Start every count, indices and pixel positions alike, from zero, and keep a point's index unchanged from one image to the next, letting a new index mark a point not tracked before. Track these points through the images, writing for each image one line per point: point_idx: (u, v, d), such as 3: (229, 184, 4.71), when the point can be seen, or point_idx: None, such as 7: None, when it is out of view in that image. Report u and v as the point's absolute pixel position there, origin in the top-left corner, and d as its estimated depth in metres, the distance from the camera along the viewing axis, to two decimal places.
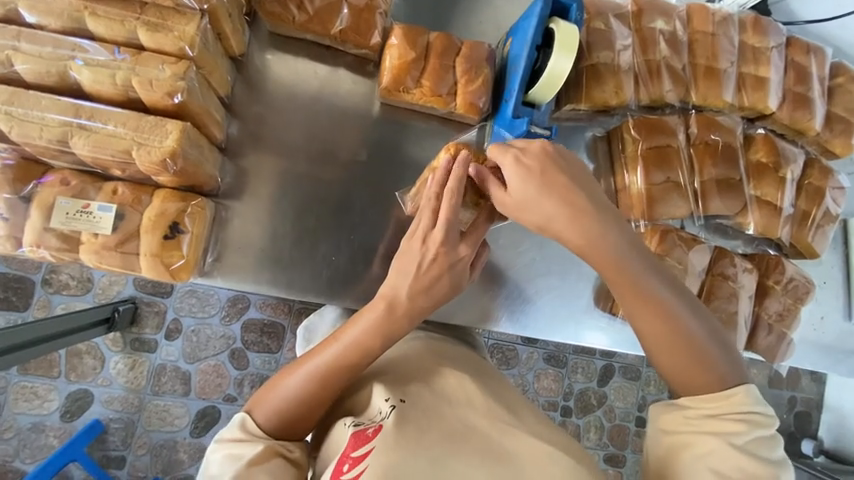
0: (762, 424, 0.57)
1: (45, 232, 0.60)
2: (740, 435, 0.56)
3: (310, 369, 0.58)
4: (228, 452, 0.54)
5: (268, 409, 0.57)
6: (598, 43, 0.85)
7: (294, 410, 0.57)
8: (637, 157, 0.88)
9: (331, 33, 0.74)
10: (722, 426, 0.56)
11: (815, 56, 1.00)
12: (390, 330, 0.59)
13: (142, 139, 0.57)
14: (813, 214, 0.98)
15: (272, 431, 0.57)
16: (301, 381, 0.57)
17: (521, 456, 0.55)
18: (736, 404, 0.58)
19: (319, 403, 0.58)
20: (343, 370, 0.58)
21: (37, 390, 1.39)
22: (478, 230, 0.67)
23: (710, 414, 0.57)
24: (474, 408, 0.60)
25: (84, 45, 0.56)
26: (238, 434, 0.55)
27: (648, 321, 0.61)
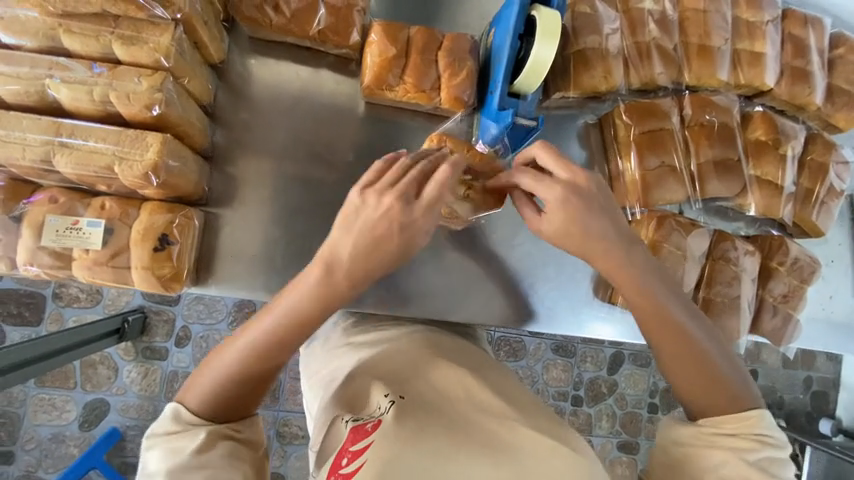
0: (773, 443, 0.60)
1: (37, 250, 0.61)
2: (753, 452, 0.58)
3: (241, 345, 0.57)
4: (163, 448, 0.52)
5: (201, 388, 0.56)
6: (584, 28, 0.83)
7: (226, 390, 0.56)
8: (630, 142, 0.87)
9: (310, 34, 0.73)
10: (736, 443, 0.58)
11: (814, 27, 0.96)
12: (320, 297, 0.57)
13: (124, 154, 0.58)
14: (817, 192, 0.96)
15: (206, 414, 0.56)
16: (231, 359, 0.56)
17: (521, 447, 0.51)
18: (750, 424, 0.60)
19: (252, 380, 0.57)
20: (276, 344, 0.56)
21: (55, 401, 1.43)
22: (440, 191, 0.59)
23: (727, 432, 0.60)
24: (474, 402, 0.57)
25: (61, 63, 0.56)
26: (171, 424, 0.54)
27: (663, 342, 0.64)
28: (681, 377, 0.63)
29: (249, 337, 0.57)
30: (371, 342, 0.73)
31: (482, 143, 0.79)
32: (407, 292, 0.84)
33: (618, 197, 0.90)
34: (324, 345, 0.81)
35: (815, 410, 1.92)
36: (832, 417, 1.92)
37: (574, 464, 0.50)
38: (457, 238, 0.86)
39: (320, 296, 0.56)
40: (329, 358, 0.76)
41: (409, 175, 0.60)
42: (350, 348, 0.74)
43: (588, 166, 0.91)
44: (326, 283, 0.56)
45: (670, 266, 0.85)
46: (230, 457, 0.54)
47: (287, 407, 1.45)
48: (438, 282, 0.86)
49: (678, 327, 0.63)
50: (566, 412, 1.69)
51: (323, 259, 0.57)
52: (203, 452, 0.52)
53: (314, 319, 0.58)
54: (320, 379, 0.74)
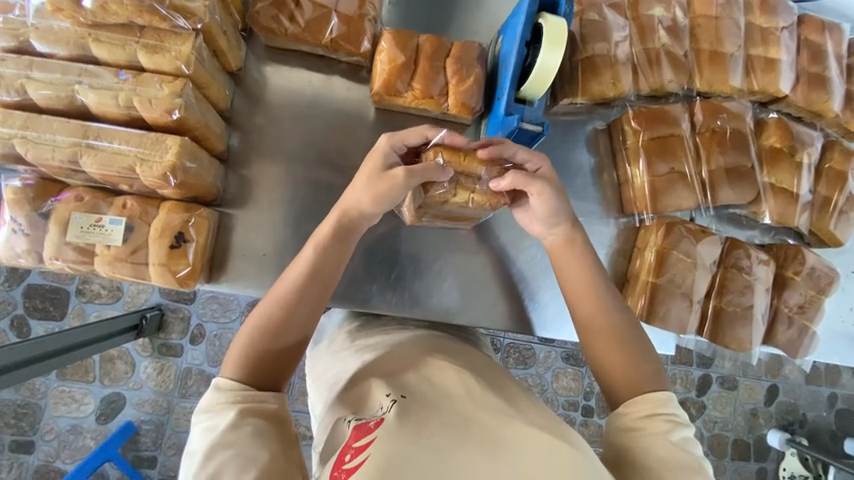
0: (683, 423, 0.61)
1: (63, 246, 0.65)
2: (669, 431, 0.59)
3: (270, 303, 0.65)
4: (204, 424, 0.55)
5: (242, 344, 0.62)
6: (593, 35, 0.83)
7: (261, 343, 0.62)
8: (638, 148, 0.86)
9: (323, 42, 0.76)
10: (651, 426, 0.59)
11: (831, 33, 0.95)
12: (336, 244, 0.68)
13: (145, 156, 0.61)
14: (835, 200, 0.93)
15: (240, 377, 0.59)
16: (265, 311, 0.64)
17: (519, 444, 0.50)
18: (661, 406, 0.62)
19: (282, 331, 0.63)
20: (302, 292, 0.65)
21: (75, 394, 1.48)
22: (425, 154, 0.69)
23: (645, 415, 0.61)
24: (474, 400, 0.57)
25: (90, 70, 0.60)
26: (215, 395, 0.57)
27: (600, 346, 0.68)
28: (614, 384, 0.66)
29: (278, 294, 0.65)
30: (377, 341, 0.76)
31: None
32: (413, 294, 0.85)
33: (626, 204, 0.90)
34: (330, 349, 0.83)
35: (840, 429, 1.85)
36: None
37: (571, 459, 0.49)
38: (464, 241, 0.87)
39: (334, 244, 0.68)
40: (334, 361, 0.77)
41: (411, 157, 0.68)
42: (354, 351, 0.76)
43: (596, 172, 0.91)
44: (335, 232, 0.68)
45: (679, 274, 0.84)
46: (258, 435, 0.54)
47: (296, 407, 1.47)
48: (444, 285, 0.86)
49: (618, 336, 0.68)
50: (576, 423, 1.66)
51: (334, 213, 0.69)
52: (235, 427, 0.53)
53: (331, 267, 0.68)
54: (324, 382, 0.75)
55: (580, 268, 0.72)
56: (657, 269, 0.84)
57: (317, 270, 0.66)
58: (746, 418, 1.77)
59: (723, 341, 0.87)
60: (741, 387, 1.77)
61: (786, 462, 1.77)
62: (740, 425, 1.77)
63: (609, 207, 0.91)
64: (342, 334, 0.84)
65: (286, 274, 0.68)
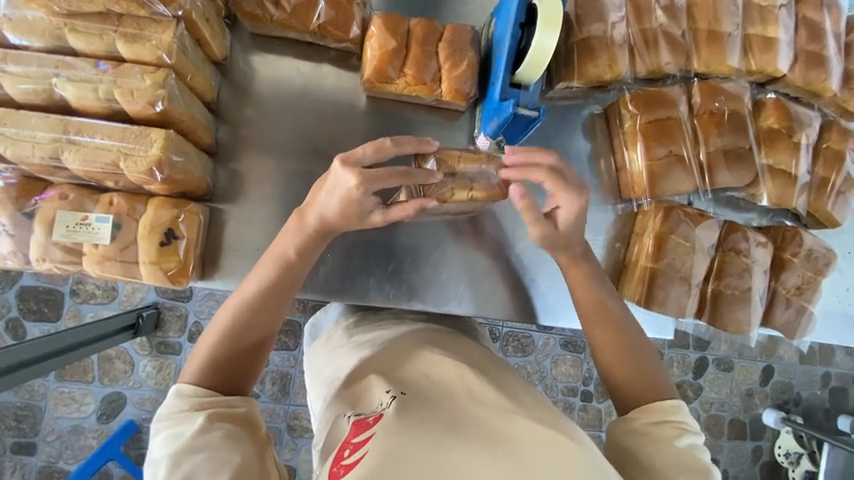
0: (692, 430, 0.61)
1: (49, 245, 0.63)
2: (677, 438, 0.60)
3: (235, 303, 0.62)
4: (167, 431, 0.53)
5: (202, 351, 0.60)
6: (588, 16, 0.81)
7: (225, 349, 0.59)
8: (636, 132, 0.85)
9: (310, 28, 0.73)
10: (659, 431, 0.60)
11: (830, 10, 0.93)
12: (309, 248, 0.64)
13: (128, 150, 0.59)
14: (833, 181, 0.93)
15: (203, 381, 0.57)
16: (228, 316, 0.61)
17: (524, 438, 0.49)
18: (670, 413, 0.62)
19: (246, 336, 0.61)
20: (268, 291, 0.62)
21: (74, 394, 1.47)
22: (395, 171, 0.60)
23: (653, 422, 0.61)
24: (474, 398, 0.56)
25: (68, 62, 0.58)
26: (175, 402, 0.55)
27: (599, 338, 0.70)
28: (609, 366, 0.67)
29: (244, 293, 0.62)
30: (375, 336, 0.75)
31: (485, 136, 0.78)
32: (410, 286, 0.85)
33: (624, 189, 0.89)
34: (327, 345, 0.82)
35: (833, 406, 1.88)
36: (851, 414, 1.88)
37: (571, 451, 0.48)
38: (460, 231, 0.86)
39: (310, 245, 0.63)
40: (331, 358, 0.77)
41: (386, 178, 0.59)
42: (352, 348, 0.75)
43: (593, 158, 0.90)
44: (305, 237, 0.63)
45: (678, 258, 0.84)
46: (228, 438, 0.53)
47: (297, 401, 1.47)
48: (441, 276, 0.86)
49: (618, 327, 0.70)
50: (576, 409, 1.68)
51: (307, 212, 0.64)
52: (204, 432, 0.52)
53: (298, 268, 0.64)
54: (323, 378, 0.74)
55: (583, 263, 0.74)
56: (656, 255, 0.84)
57: (286, 269, 0.63)
58: (743, 398, 1.80)
59: (721, 324, 0.87)
60: (737, 369, 1.79)
61: (782, 440, 1.80)
62: (737, 405, 1.79)
63: (606, 193, 0.90)
64: (340, 330, 0.83)
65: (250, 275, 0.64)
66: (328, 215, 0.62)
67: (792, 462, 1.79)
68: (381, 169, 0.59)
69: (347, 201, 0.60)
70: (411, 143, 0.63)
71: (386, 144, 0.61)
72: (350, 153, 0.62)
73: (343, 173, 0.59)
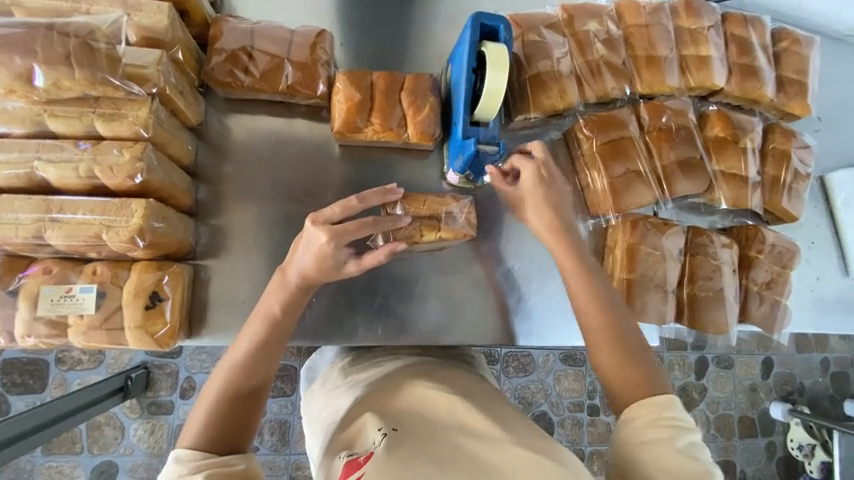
0: (689, 427, 0.58)
1: (34, 321, 0.64)
2: (674, 438, 0.56)
3: (231, 362, 0.61)
4: None
5: (202, 413, 0.58)
6: (536, 54, 0.88)
7: (225, 407, 0.58)
8: (594, 153, 0.91)
9: (280, 89, 0.78)
10: (653, 435, 0.56)
11: (754, 27, 1.03)
12: (298, 301, 0.65)
13: (111, 222, 0.61)
14: (783, 179, 1.00)
15: (203, 444, 0.55)
16: (225, 374, 0.60)
17: (511, 467, 0.53)
18: (663, 409, 0.58)
19: (246, 392, 0.60)
20: (262, 346, 0.62)
21: (63, 468, 1.41)
22: (362, 224, 0.64)
23: (647, 422, 0.57)
24: (466, 430, 0.58)
25: (48, 145, 0.61)
26: (174, 469, 0.53)
27: (604, 356, 0.65)
28: (609, 362, 0.64)
29: (239, 350, 0.62)
30: (370, 374, 0.76)
31: (453, 170, 0.82)
32: (398, 320, 0.86)
33: (590, 207, 0.94)
34: (323, 389, 0.82)
35: (837, 392, 1.89)
36: None
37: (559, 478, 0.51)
38: (441, 262, 0.89)
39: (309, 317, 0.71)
40: (327, 401, 0.77)
41: (356, 230, 0.63)
42: (347, 388, 0.75)
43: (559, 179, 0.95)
44: (288, 294, 0.64)
45: (650, 267, 0.88)
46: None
47: (298, 449, 1.43)
48: (428, 308, 0.88)
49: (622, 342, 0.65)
50: (583, 424, 1.66)
51: (286, 270, 0.65)
52: None
53: (290, 317, 0.65)
54: (321, 424, 0.74)
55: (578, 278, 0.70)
56: (629, 265, 0.87)
57: (276, 325, 0.63)
58: (747, 393, 1.81)
59: (701, 325, 0.90)
60: (737, 364, 1.80)
61: (793, 433, 1.80)
62: (743, 402, 1.80)
63: (576, 210, 0.95)
64: (336, 370, 0.84)
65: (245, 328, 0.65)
66: (308, 270, 0.64)
67: (807, 455, 1.78)
68: (349, 223, 0.63)
69: (322, 257, 0.63)
70: (376, 195, 0.69)
71: (351, 201, 0.65)
72: (319, 213, 0.65)
73: (314, 232, 0.63)
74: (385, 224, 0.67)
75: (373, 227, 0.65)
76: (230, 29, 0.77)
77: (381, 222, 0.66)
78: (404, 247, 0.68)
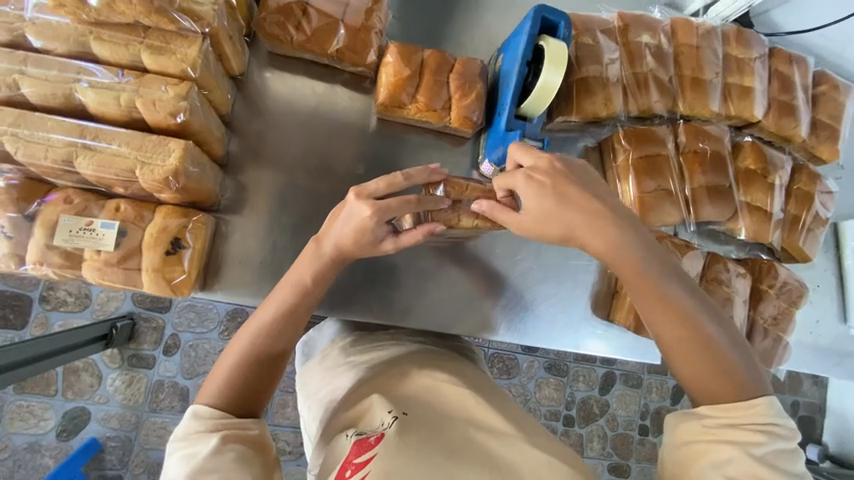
0: (781, 436, 0.55)
1: (48, 250, 0.62)
2: (759, 445, 0.53)
3: (254, 328, 0.61)
4: (182, 452, 0.52)
5: (222, 374, 0.58)
6: (587, 58, 0.87)
7: (244, 371, 0.58)
8: (628, 166, 0.90)
9: (329, 52, 0.76)
10: (743, 435, 0.53)
11: (798, 66, 1.04)
12: (325, 274, 0.64)
13: (145, 158, 0.59)
14: (803, 219, 1.01)
15: (221, 404, 0.56)
16: (248, 339, 0.60)
17: (524, 467, 0.52)
18: (759, 414, 0.55)
19: (265, 359, 0.60)
20: (287, 316, 0.61)
21: (34, 409, 1.38)
22: (405, 202, 0.63)
23: (730, 423, 0.55)
24: (478, 424, 0.58)
25: (91, 69, 0.58)
26: (192, 424, 0.54)
27: (685, 365, 0.59)
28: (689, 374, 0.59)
29: (263, 316, 0.61)
30: (377, 356, 0.75)
31: (490, 160, 0.81)
32: (409, 303, 0.86)
33: None
34: (323, 364, 0.81)
35: (802, 435, 1.95)
36: (818, 443, 1.93)
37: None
38: (460, 251, 0.88)
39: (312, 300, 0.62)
40: (327, 378, 0.76)
41: (399, 206, 0.63)
42: (350, 367, 0.74)
43: None
44: (321, 266, 0.64)
45: None
46: (242, 460, 0.52)
47: (276, 420, 1.42)
48: (440, 296, 0.87)
49: (707, 347, 0.58)
50: (557, 433, 1.68)
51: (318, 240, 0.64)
52: (217, 453, 0.51)
53: (316, 287, 0.64)
54: (319, 400, 0.73)
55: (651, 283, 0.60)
56: None
57: (304, 296, 0.63)
58: None
59: None
60: None
61: None
62: None
63: None
64: (336, 349, 0.82)
65: (271, 295, 0.64)
66: (344, 241, 0.63)
67: None
68: (392, 200, 0.62)
69: (360, 231, 0.62)
70: (420, 174, 0.67)
71: (396, 177, 0.64)
72: (363, 186, 0.64)
73: (357, 205, 0.62)
74: (426, 205, 0.66)
75: (416, 206, 0.64)
76: None
77: (425, 201, 0.65)
78: (441, 230, 0.67)
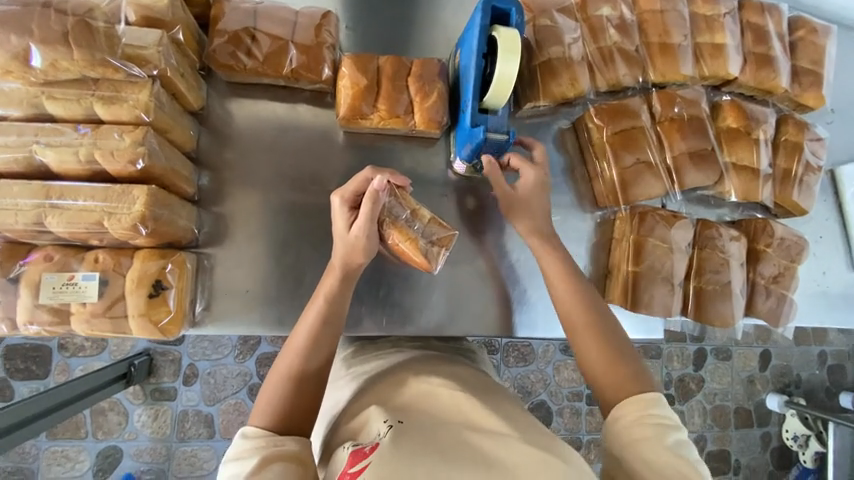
0: (673, 425, 0.59)
1: (36, 308, 0.63)
2: (652, 436, 0.57)
3: (295, 345, 0.64)
4: (230, 470, 0.53)
5: (268, 398, 0.60)
6: (547, 40, 0.86)
7: (290, 392, 0.61)
8: (604, 143, 0.89)
9: (284, 73, 0.76)
10: (638, 432, 0.58)
11: (771, 15, 1.00)
12: (345, 286, 0.68)
13: (113, 209, 0.60)
14: (794, 171, 0.98)
15: (270, 424, 0.58)
16: (289, 361, 0.63)
17: (517, 463, 0.51)
18: (649, 408, 0.61)
19: (308, 377, 0.62)
20: (324, 322, 0.66)
21: (68, 453, 1.42)
22: (366, 208, 0.65)
23: (629, 424, 0.60)
24: (473, 424, 0.58)
25: (47, 129, 0.59)
26: (242, 443, 0.55)
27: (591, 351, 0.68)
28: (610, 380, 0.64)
29: (303, 328, 0.65)
30: (375, 366, 0.75)
31: (461, 158, 0.81)
32: (403, 310, 0.86)
33: (599, 198, 0.93)
34: None
35: (833, 384, 1.91)
36: (851, 390, 1.89)
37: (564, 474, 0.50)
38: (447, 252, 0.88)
39: (344, 287, 0.68)
40: (330, 392, 0.77)
41: (365, 208, 0.65)
42: (350, 379, 0.75)
43: (567, 169, 0.94)
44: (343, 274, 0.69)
45: (658, 259, 0.87)
46: None
47: None
48: (433, 297, 0.87)
49: (607, 343, 0.68)
50: (582, 413, 1.67)
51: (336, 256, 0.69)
52: (259, 473, 0.51)
53: (344, 307, 0.68)
54: (322, 416, 0.73)
55: (574, 304, 0.72)
56: (636, 257, 0.86)
57: (326, 325, 0.66)
58: (744, 385, 1.82)
59: (708, 319, 0.89)
60: (735, 356, 1.81)
61: (788, 424, 1.81)
62: (739, 393, 1.81)
63: (584, 202, 0.94)
64: (339, 363, 0.85)
65: (304, 313, 0.68)
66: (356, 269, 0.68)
67: (800, 445, 1.81)
68: (364, 207, 0.65)
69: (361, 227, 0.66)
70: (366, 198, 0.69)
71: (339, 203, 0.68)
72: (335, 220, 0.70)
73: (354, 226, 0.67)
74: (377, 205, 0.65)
75: (371, 208, 0.65)
76: (232, 10, 0.74)
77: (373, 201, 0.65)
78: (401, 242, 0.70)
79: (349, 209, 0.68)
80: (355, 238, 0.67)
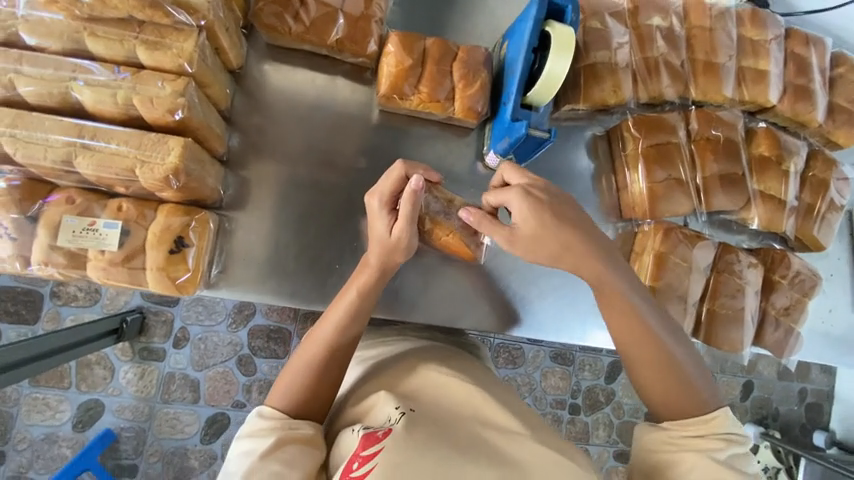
0: (736, 442, 0.63)
1: (52, 250, 0.61)
2: (719, 451, 0.61)
3: (319, 337, 0.65)
4: (244, 446, 0.56)
5: (287, 384, 0.62)
6: (595, 43, 0.85)
7: (310, 381, 0.62)
8: (637, 155, 0.88)
9: (328, 43, 0.74)
10: (701, 443, 0.62)
11: (816, 48, 0.99)
12: (378, 284, 0.68)
13: (145, 157, 0.58)
14: (818, 207, 0.98)
15: (288, 408, 0.60)
16: (311, 351, 0.64)
17: (533, 466, 0.53)
18: (718, 425, 0.64)
19: (328, 367, 0.63)
20: (352, 317, 0.66)
21: (49, 401, 1.41)
22: (408, 210, 0.64)
23: (695, 433, 0.63)
24: (483, 421, 0.58)
25: (86, 66, 0.57)
26: (258, 421, 0.58)
27: (647, 378, 0.67)
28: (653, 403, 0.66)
29: (329, 320, 0.65)
30: (383, 351, 0.74)
31: (495, 152, 0.80)
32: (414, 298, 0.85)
33: (624, 209, 0.92)
34: None
35: (809, 422, 1.94)
36: (825, 430, 1.93)
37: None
38: None
39: (375, 283, 0.67)
40: None
41: (404, 208, 0.64)
42: (357, 360, 0.75)
43: (595, 177, 0.93)
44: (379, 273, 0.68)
45: (676, 278, 0.87)
46: (291, 464, 0.54)
47: None
48: (446, 289, 0.86)
49: (669, 374, 0.66)
50: (563, 421, 1.69)
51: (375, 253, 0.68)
52: (274, 452, 0.55)
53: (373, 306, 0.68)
54: None
55: (632, 334, 0.67)
56: (655, 272, 0.86)
57: (353, 319, 0.66)
58: None
59: (716, 343, 0.90)
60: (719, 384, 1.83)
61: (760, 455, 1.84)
62: None
63: (608, 212, 0.93)
64: None
65: (332, 305, 0.67)
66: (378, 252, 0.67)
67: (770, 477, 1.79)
68: (404, 208, 0.64)
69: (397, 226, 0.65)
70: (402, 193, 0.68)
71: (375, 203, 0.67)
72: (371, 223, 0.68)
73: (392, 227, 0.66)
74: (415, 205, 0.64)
75: (413, 208, 0.64)
76: None
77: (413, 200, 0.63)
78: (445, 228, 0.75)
79: (387, 211, 0.67)
80: (397, 238, 0.66)
